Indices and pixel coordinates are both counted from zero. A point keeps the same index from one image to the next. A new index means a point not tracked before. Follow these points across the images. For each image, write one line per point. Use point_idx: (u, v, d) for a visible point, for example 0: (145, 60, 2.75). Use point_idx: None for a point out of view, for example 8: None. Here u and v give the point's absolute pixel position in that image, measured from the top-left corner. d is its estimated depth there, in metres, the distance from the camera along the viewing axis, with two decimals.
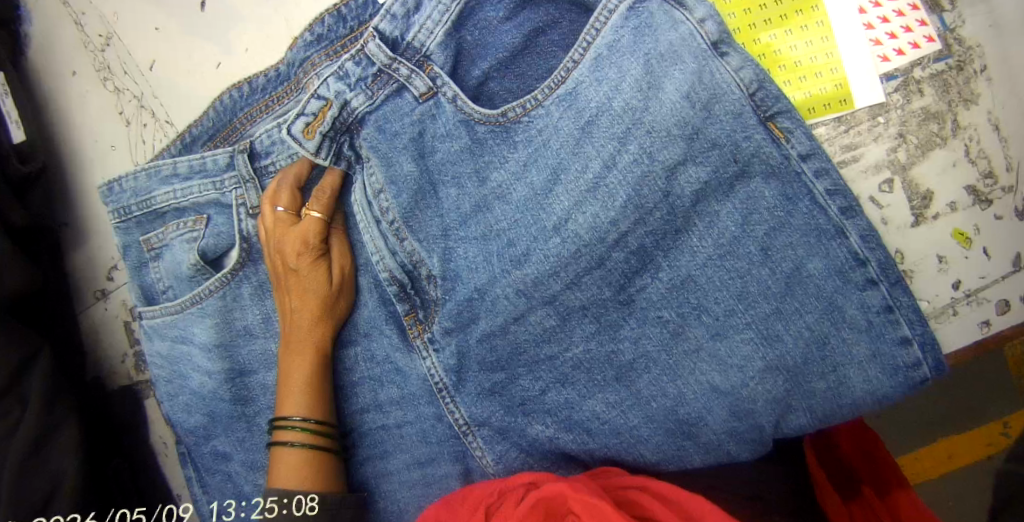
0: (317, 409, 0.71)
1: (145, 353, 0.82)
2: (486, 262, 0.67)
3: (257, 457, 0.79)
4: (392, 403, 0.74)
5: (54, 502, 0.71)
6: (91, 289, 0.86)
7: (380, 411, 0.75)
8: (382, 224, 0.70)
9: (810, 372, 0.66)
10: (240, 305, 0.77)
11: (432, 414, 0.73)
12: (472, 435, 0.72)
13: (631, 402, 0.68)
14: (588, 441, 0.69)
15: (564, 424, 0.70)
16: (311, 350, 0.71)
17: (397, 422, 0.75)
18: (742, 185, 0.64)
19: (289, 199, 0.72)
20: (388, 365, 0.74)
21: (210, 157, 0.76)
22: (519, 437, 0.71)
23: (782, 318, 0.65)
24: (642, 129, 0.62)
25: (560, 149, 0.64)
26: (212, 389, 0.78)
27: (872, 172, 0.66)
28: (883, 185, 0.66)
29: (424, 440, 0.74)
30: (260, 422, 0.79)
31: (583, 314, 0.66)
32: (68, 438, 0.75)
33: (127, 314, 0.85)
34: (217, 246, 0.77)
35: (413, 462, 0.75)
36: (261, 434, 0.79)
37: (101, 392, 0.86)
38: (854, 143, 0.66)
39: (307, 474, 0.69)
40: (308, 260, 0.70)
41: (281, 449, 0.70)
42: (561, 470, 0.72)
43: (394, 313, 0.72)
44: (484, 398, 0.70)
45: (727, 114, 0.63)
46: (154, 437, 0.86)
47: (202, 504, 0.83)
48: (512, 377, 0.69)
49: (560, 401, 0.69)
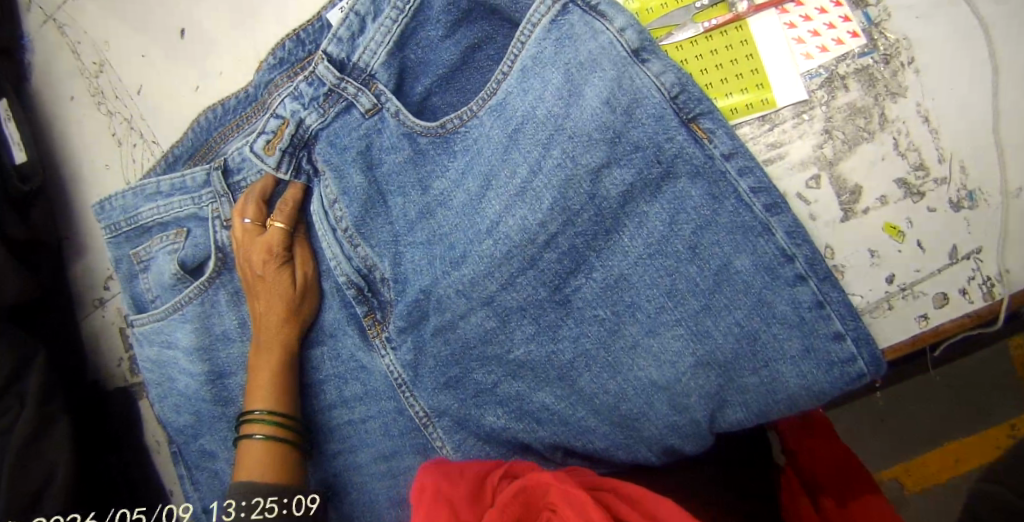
0: (282, 405, 0.76)
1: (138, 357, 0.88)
2: (429, 265, 0.71)
3: None
4: (356, 399, 0.79)
5: (46, 498, 0.78)
6: (91, 298, 0.94)
7: (346, 406, 0.79)
8: (338, 231, 0.74)
9: (746, 367, 0.67)
10: (218, 311, 0.83)
11: (393, 408, 0.77)
12: (432, 426, 0.75)
13: (576, 398, 0.71)
14: (538, 429, 0.72)
15: (515, 414, 0.72)
16: (277, 351, 0.76)
17: (361, 417, 0.79)
18: (669, 185, 0.66)
19: (255, 212, 0.78)
20: (353, 363, 0.78)
21: (188, 176, 0.83)
22: (477, 426, 0.74)
23: (711, 315, 0.66)
24: (564, 134, 0.65)
25: (491, 157, 0.68)
26: (196, 389, 0.84)
27: (800, 168, 0.67)
28: (810, 181, 0.67)
29: (386, 434, 0.78)
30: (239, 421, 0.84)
31: (522, 315, 0.69)
32: (59, 435, 0.82)
33: (122, 321, 0.93)
34: (195, 256, 0.82)
35: (378, 456, 0.79)
36: None
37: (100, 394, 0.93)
38: (779, 141, 0.67)
39: (271, 465, 0.73)
40: (273, 267, 0.75)
41: (247, 442, 0.74)
42: (516, 456, 0.74)
43: (355, 314, 0.77)
44: (439, 391, 0.74)
45: (649, 117, 0.65)
46: (148, 436, 0.93)
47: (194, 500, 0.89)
48: (465, 371, 0.73)
49: (511, 393, 0.72)
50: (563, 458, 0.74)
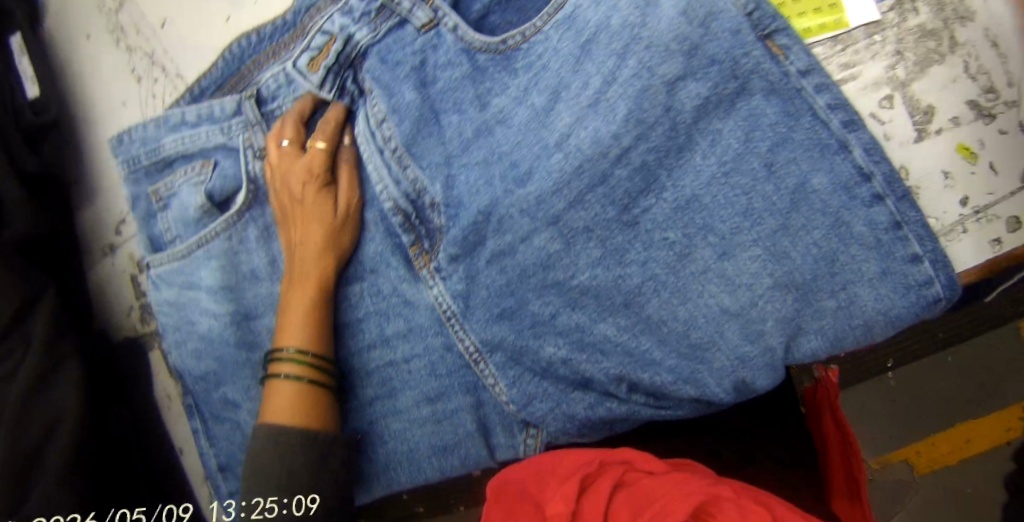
0: (317, 343, 0.71)
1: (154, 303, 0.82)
2: (487, 186, 0.66)
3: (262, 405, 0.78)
4: (399, 337, 0.73)
5: (52, 441, 0.72)
6: (100, 244, 0.87)
7: (387, 345, 0.73)
8: (385, 153, 0.71)
9: (821, 288, 0.65)
10: (246, 248, 0.77)
11: (441, 344, 0.71)
12: (484, 362, 0.70)
13: (642, 326, 0.67)
14: (602, 360, 0.68)
15: (577, 345, 0.68)
16: (313, 285, 0.71)
17: (404, 356, 0.73)
18: (742, 102, 0.64)
19: (294, 133, 0.73)
20: (396, 298, 0.72)
21: (218, 104, 0.78)
22: (532, 362, 0.69)
23: (790, 234, 0.64)
24: (640, 44, 0.63)
25: (560, 69, 0.65)
26: (220, 332, 0.78)
27: (872, 89, 0.66)
28: (884, 101, 0.66)
29: (432, 373, 0.72)
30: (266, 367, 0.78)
31: (587, 237, 0.65)
32: (69, 378, 0.75)
33: (133, 267, 0.86)
34: (223, 187, 0.77)
35: (422, 399, 0.73)
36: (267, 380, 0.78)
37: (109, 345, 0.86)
38: (851, 62, 0.67)
39: (300, 408, 0.69)
40: (313, 190, 0.70)
41: (277, 381, 0.70)
42: (577, 393, 0.70)
43: (399, 244, 0.72)
44: (493, 323, 0.69)
45: (725, 31, 0.63)
46: (158, 391, 0.86)
47: (211, 458, 0.83)
48: (521, 302, 0.68)
49: (571, 324, 0.68)
50: (627, 394, 0.69)
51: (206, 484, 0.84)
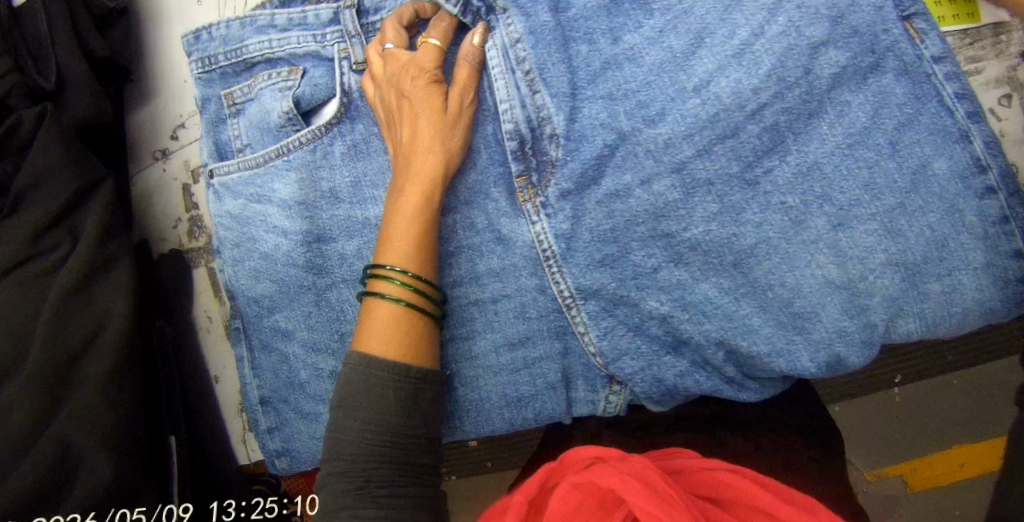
0: (418, 259, 0.65)
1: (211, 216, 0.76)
2: (613, 120, 0.64)
3: (321, 337, 0.73)
4: (490, 275, 0.70)
5: (97, 346, 0.65)
6: (152, 149, 0.80)
7: (475, 283, 0.70)
8: (517, 74, 0.67)
9: (927, 274, 0.64)
10: (330, 164, 0.72)
11: (534, 286, 0.69)
12: (576, 309, 0.67)
13: (746, 290, 0.65)
14: (704, 322, 0.65)
15: (680, 303, 0.65)
16: (419, 194, 0.65)
17: (493, 296, 0.70)
18: (875, 78, 0.63)
19: (396, 36, 0.69)
20: (490, 234, 0.69)
21: (311, 11, 0.73)
22: (629, 314, 0.67)
23: (906, 214, 0.63)
24: (793, 3, 0.62)
25: (706, 15, 0.64)
26: (287, 253, 0.73)
27: (992, 85, 0.68)
28: (1003, 99, 0.68)
29: (521, 316, 0.69)
30: (330, 296, 0.73)
31: (707, 191, 0.64)
32: (119, 278, 0.68)
33: (187, 177, 0.79)
34: (313, 96, 0.72)
35: (504, 343, 0.70)
36: (331, 310, 0.73)
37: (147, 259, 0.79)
38: (977, 56, 0.68)
39: (397, 330, 0.63)
40: (422, 84, 0.66)
41: (374, 302, 0.65)
42: (669, 358, 0.67)
43: (506, 174, 0.69)
44: (595, 269, 0.66)
45: (870, 5, 0.62)
46: (199, 311, 0.80)
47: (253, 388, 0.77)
48: (624, 251, 0.66)
49: (671, 281, 0.66)
50: (721, 364, 0.66)
51: (241, 415, 0.80)
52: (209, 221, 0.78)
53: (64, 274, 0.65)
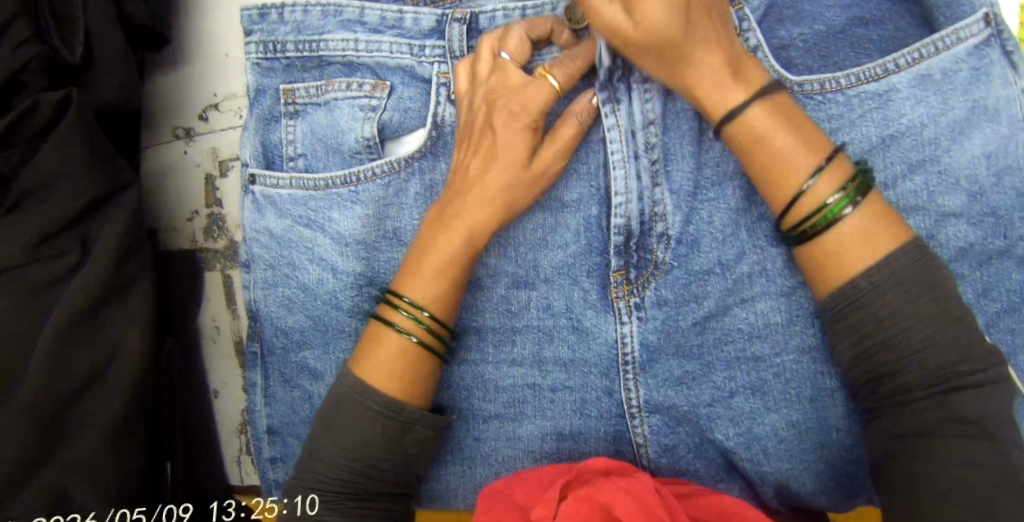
0: (445, 298, 0.56)
1: (245, 227, 0.65)
2: (734, 237, 0.59)
3: None
4: (556, 364, 0.65)
5: (106, 384, 0.56)
6: (173, 124, 0.70)
7: (538, 368, 0.65)
8: (642, 160, 0.59)
9: None
10: (400, 203, 0.62)
11: (601, 387, 0.65)
12: (640, 419, 0.64)
13: (813, 427, 0.61)
14: (762, 464, 0.63)
15: (743, 439, 0.62)
16: (461, 236, 0.56)
17: (552, 386, 0.65)
18: (998, 263, 0.60)
19: (517, 45, 0.58)
20: (565, 320, 0.64)
21: (411, 14, 0.61)
22: (690, 433, 0.64)
23: None
24: (934, 166, 0.59)
25: (850, 149, 0.60)
26: (333, 290, 0.63)
27: None
28: None
29: (577, 412, 0.65)
30: None
31: (813, 320, 0.59)
32: (138, 307, 0.59)
33: (212, 166, 0.69)
34: (400, 124, 0.62)
35: (552, 433, 0.66)
36: None
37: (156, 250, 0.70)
38: None
39: (400, 372, 0.54)
40: (518, 124, 0.56)
41: (384, 329, 0.55)
42: (723, 483, 0.65)
43: (602, 265, 0.63)
44: (670, 386, 0.63)
45: (1016, 189, 0.59)
46: (207, 319, 0.70)
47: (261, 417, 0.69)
48: (705, 370, 0.62)
49: (744, 410, 0.62)
50: (768, 497, 0.65)
51: (240, 436, 0.71)
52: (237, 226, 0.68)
53: (73, 298, 0.54)
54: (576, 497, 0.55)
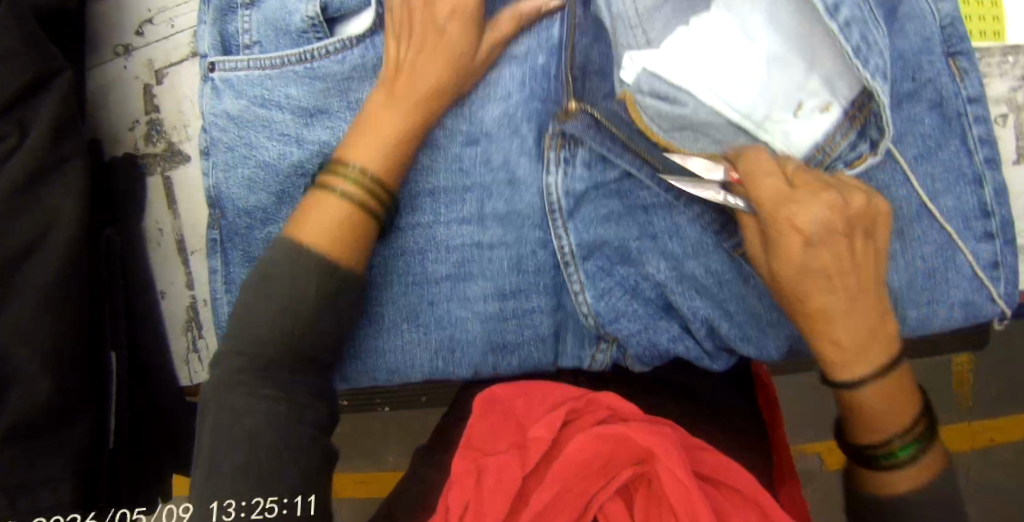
0: (388, 161, 0.57)
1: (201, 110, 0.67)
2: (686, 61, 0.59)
3: None
4: (495, 218, 0.65)
5: (39, 259, 0.59)
6: (113, 43, 0.74)
7: (479, 224, 0.65)
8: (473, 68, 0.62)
9: (905, 299, 0.63)
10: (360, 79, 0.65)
11: (535, 239, 0.64)
12: (574, 266, 0.63)
13: (733, 273, 0.61)
14: (696, 298, 0.61)
15: (677, 274, 0.61)
16: (393, 126, 0.58)
17: (492, 240, 0.65)
18: (906, 105, 0.62)
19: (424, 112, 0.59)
20: (502, 173, 0.64)
21: None
22: (628, 273, 0.63)
23: (902, 241, 0.62)
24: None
25: None
26: (283, 160, 0.65)
27: None
28: None
29: (517, 268, 0.65)
30: None
31: None
32: (67, 186, 0.62)
33: (149, 77, 0.73)
34: (343, 5, 0.65)
35: (494, 293, 0.65)
36: None
37: (100, 161, 0.72)
38: None
39: (342, 225, 0.55)
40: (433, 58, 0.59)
41: (321, 197, 0.56)
42: (662, 322, 0.63)
43: (541, 108, 0.64)
44: (598, 224, 0.63)
45: (916, 34, 0.61)
46: (148, 222, 0.73)
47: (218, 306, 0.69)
48: (630, 209, 0.63)
49: (669, 250, 0.62)
50: (706, 338, 0.63)
51: (186, 334, 0.74)
52: (185, 127, 0.73)
53: (10, 172, 0.58)
54: (598, 435, 0.56)
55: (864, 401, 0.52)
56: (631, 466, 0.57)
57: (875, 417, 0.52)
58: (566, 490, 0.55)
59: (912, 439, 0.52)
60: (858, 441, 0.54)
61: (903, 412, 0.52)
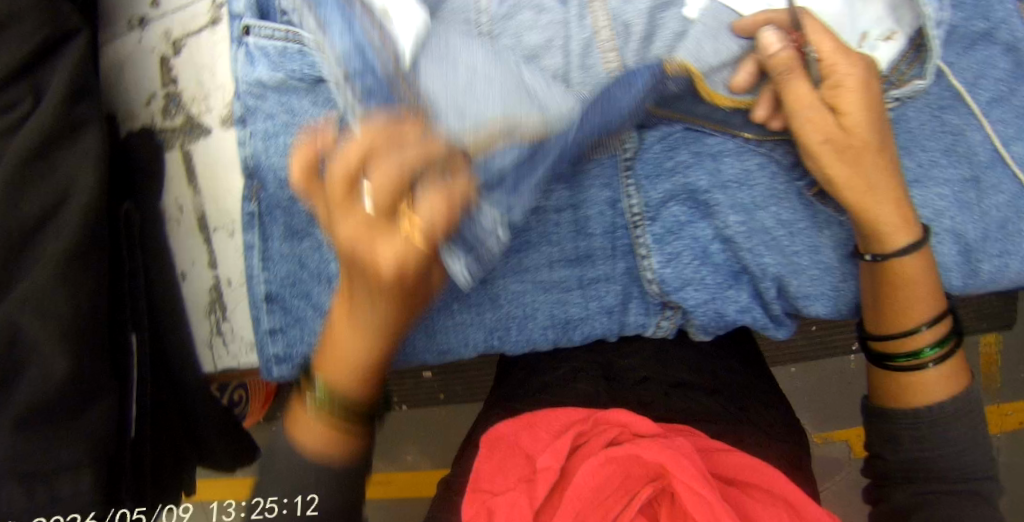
0: None
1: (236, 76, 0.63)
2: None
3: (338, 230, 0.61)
4: (561, 182, 0.60)
5: (57, 226, 0.56)
6: (128, 16, 0.71)
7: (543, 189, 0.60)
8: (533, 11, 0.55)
9: (983, 252, 0.57)
10: None
11: (604, 200, 0.60)
12: (642, 227, 0.59)
13: (808, 225, 0.56)
14: (766, 254, 0.57)
15: (748, 227, 0.56)
16: None
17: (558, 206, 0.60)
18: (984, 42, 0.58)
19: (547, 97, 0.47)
20: None
21: None
22: (695, 235, 0.58)
23: (980, 189, 0.56)
24: None
25: None
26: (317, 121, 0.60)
27: None
28: None
29: (579, 232, 0.60)
30: None
31: None
32: (85, 150, 0.58)
33: (167, 48, 0.70)
34: None
35: (562, 259, 0.61)
36: None
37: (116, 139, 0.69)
38: None
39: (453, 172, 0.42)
40: None
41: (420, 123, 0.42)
42: (730, 291, 0.58)
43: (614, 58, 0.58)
44: (666, 177, 0.58)
45: None
46: (170, 201, 0.69)
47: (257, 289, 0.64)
48: (698, 154, 0.57)
49: (736, 201, 0.56)
50: (774, 300, 0.59)
51: (211, 317, 0.69)
52: (205, 98, 0.69)
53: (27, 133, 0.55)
54: (610, 457, 0.50)
55: (909, 282, 0.52)
56: (651, 481, 0.50)
57: (915, 306, 0.52)
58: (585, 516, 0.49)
59: (939, 336, 0.53)
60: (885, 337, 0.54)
61: (937, 298, 0.53)
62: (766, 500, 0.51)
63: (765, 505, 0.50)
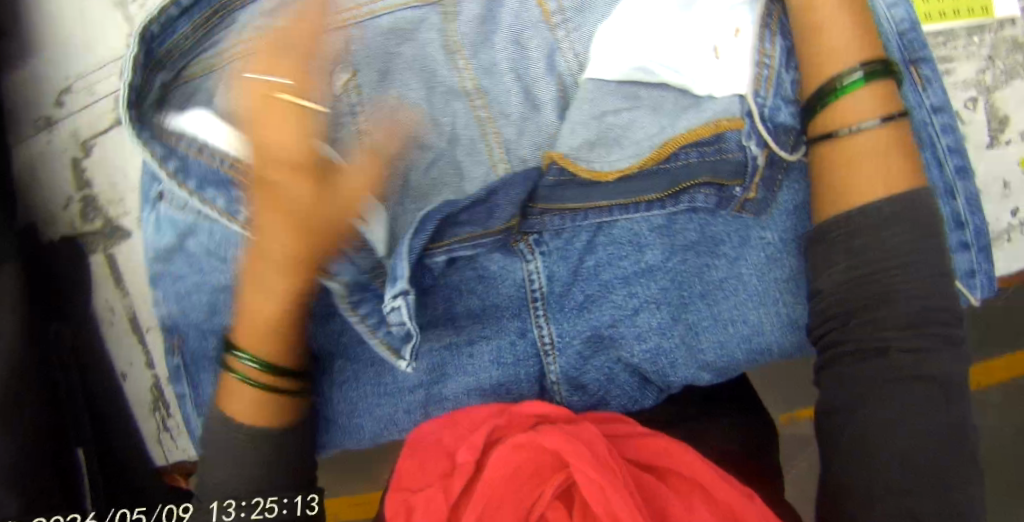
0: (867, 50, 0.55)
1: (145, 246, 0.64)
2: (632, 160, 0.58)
3: None
4: (468, 316, 0.66)
5: None
6: (33, 119, 0.72)
7: (451, 324, 0.66)
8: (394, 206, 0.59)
9: None
10: None
11: (515, 329, 0.66)
12: (553, 357, 0.66)
13: (710, 324, 0.62)
14: (669, 374, 0.65)
15: (651, 354, 0.64)
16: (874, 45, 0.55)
17: (470, 339, 0.66)
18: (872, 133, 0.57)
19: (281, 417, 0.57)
20: (471, 271, 0.65)
21: None
22: (606, 359, 0.66)
23: None
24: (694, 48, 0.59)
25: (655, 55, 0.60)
26: None
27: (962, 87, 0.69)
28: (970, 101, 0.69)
29: (495, 361, 0.67)
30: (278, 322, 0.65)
31: (689, 218, 0.62)
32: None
33: (78, 149, 0.71)
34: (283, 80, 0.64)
35: (474, 388, 0.67)
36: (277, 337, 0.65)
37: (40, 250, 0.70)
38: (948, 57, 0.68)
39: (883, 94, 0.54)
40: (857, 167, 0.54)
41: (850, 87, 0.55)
42: (635, 403, 0.68)
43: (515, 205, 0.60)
44: (573, 317, 0.65)
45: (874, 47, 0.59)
46: (101, 301, 0.70)
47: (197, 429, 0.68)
48: (605, 290, 0.64)
49: (647, 326, 0.63)
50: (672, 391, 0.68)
51: (156, 413, 0.70)
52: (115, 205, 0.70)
53: None
54: (517, 445, 0.58)
55: (849, 170, 0.54)
56: (559, 470, 0.58)
57: (853, 120, 0.54)
58: (500, 504, 0.56)
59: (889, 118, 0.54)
60: (822, 140, 0.56)
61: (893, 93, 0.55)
62: (680, 488, 0.59)
63: (679, 490, 0.59)
